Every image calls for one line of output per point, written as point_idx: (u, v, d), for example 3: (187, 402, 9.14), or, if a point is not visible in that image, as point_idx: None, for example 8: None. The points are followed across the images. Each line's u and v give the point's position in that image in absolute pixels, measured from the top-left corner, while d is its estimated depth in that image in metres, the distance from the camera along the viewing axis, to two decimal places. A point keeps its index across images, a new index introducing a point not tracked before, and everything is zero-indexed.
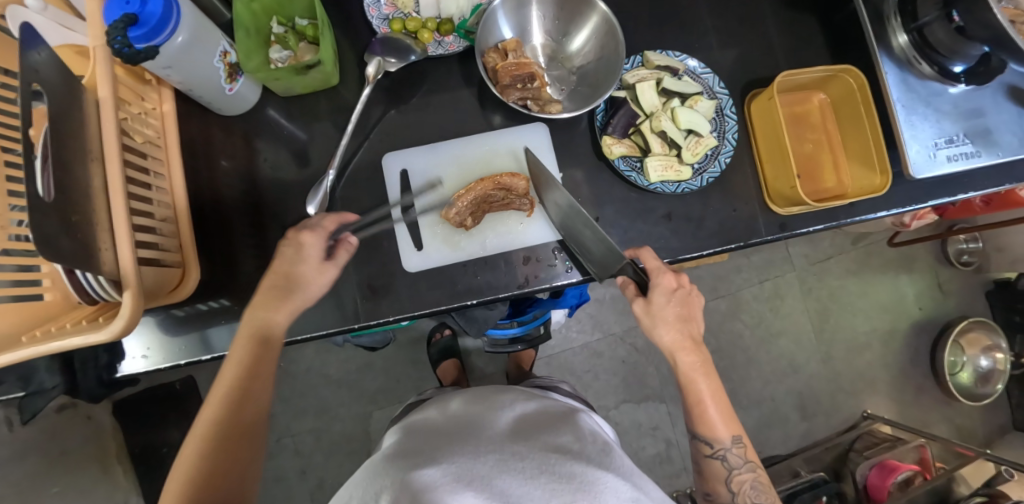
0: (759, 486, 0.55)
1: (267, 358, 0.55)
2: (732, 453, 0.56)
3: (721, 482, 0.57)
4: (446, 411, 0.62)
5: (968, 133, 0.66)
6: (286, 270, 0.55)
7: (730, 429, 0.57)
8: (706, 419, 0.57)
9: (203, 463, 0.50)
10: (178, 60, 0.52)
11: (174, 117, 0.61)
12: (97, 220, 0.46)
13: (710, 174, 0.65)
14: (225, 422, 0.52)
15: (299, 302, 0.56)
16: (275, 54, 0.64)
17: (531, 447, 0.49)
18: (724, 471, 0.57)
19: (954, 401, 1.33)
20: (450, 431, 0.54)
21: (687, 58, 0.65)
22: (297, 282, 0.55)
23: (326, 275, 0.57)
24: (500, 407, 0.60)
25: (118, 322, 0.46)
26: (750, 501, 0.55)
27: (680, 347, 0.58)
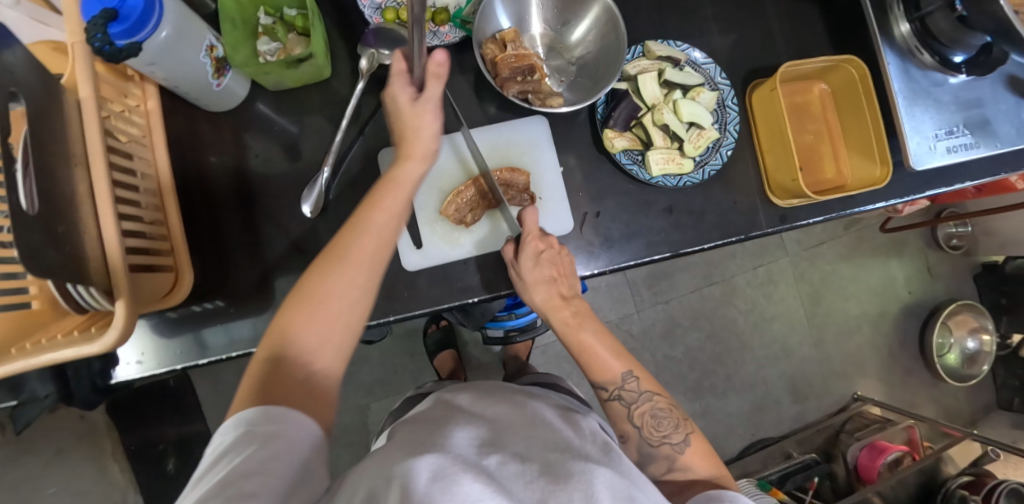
0: (660, 413, 0.58)
1: (384, 222, 0.54)
2: (626, 390, 0.59)
3: (626, 421, 0.58)
4: (450, 404, 0.61)
5: (968, 123, 0.66)
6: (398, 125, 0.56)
7: (616, 368, 0.60)
8: (592, 364, 0.60)
9: (309, 311, 0.49)
10: (163, 56, 0.50)
11: (159, 114, 0.58)
12: (85, 228, 0.44)
13: (711, 166, 0.64)
14: (326, 285, 0.51)
15: (399, 174, 0.56)
16: (264, 47, 0.61)
17: (531, 446, 0.49)
18: (625, 409, 0.59)
19: (941, 381, 1.36)
20: (454, 421, 0.54)
21: (689, 48, 0.63)
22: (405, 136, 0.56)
23: (425, 137, 0.56)
24: (504, 403, 0.60)
25: (113, 333, 0.46)
26: (654, 431, 0.57)
27: (551, 306, 0.61)
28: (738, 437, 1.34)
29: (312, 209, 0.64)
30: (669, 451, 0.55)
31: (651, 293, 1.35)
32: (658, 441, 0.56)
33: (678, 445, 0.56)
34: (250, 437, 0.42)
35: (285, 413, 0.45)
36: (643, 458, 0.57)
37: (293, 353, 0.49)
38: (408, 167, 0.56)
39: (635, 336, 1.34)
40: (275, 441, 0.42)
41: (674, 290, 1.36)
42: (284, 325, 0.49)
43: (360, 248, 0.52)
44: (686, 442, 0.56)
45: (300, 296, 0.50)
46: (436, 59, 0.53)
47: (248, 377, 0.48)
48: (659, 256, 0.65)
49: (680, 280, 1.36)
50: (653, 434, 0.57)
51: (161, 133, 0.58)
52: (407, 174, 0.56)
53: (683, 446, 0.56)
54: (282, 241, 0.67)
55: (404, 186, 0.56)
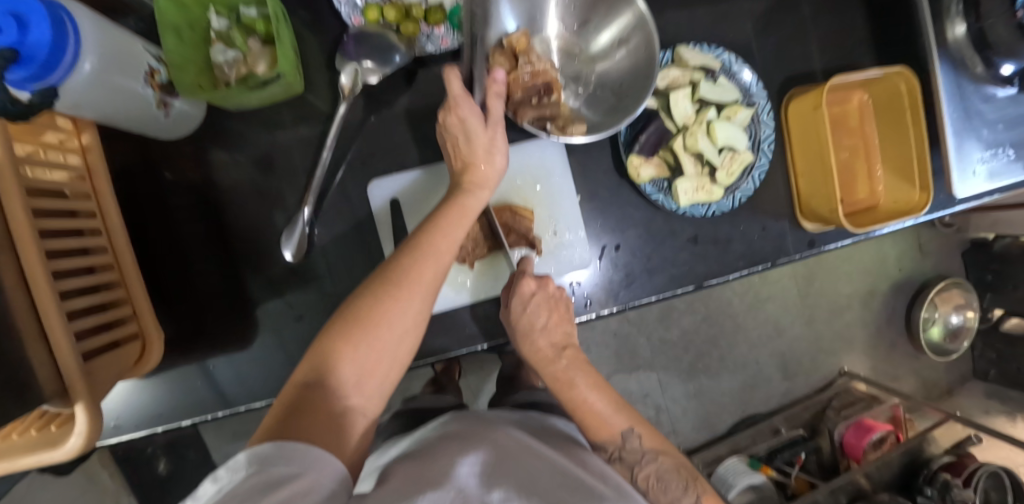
0: (667, 475, 0.49)
1: (443, 243, 0.46)
2: (627, 450, 0.50)
3: (629, 486, 0.49)
4: (437, 430, 0.50)
5: (1015, 142, 0.61)
6: (461, 144, 0.49)
7: (615, 425, 0.51)
8: (588, 423, 0.52)
9: (359, 350, 0.41)
10: (88, 98, 0.41)
11: (99, 153, 0.50)
12: (21, 324, 0.38)
13: (743, 192, 0.57)
14: (376, 314, 0.42)
15: (466, 203, 0.48)
16: (219, 57, 0.49)
17: (549, 485, 0.39)
18: (628, 472, 0.50)
19: (922, 355, 1.40)
20: (452, 445, 0.43)
21: (726, 56, 0.55)
22: (471, 158, 0.49)
23: (488, 175, 0.50)
24: (498, 430, 0.49)
25: (75, 440, 0.41)
26: (663, 495, 0.48)
27: (540, 359, 0.54)
28: (729, 414, 1.35)
29: (294, 254, 0.57)
30: None
31: None
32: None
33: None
34: (258, 483, 0.31)
35: (298, 453, 0.34)
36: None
37: (325, 386, 0.40)
38: (469, 201, 0.48)
39: (631, 321, 1.31)
40: (294, 485, 0.32)
41: None
42: (323, 352, 0.41)
43: (417, 270, 0.44)
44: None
45: (342, 321, 0.42)
46: (497, 79, 0.47)
47: (271, 414, 0.39)
48: (683, 290, 0.59)
49: None
50: (661, 500, 0.48)
51: (105, 180, 0.51)
52: (472, 207, 0.48)
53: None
54: (261, 284, 0.59)
55: (467, 208, 0.48)
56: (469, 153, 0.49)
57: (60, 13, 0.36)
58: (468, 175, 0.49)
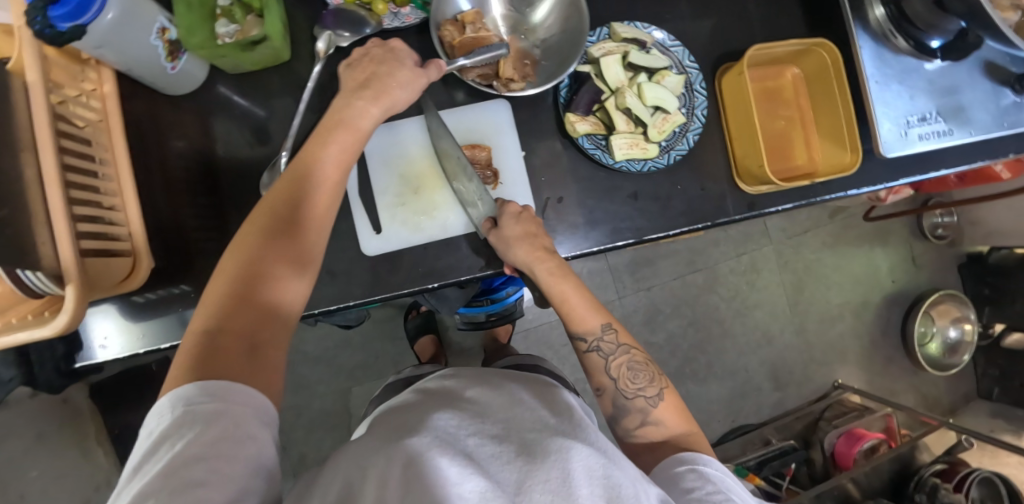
0: (636, 366, 0.56)
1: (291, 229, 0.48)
2: (604, 341, 0.57)
3: (603, 374, 0.57)
4: (423, 394, 0.56)
5: (941, 111, 0.66)
6: (383, 72, 0.55)
7: (600, 319, 0.58)
8: (571, 312, 0.58)
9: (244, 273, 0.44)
10: (108, 40, 0.50)
11: (115, 98, 0.58)
12: (33, 212, 0.48)
13: (677, 151, 0.63)
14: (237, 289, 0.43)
15: (392, 91, 0.55)
16: (222, 29, 0.59)
17: (512, 427, 0.45)
18: (603, 360, 0.57)
19: (922, 370, 1.37)
20: (435, 404, 0.50)
21: (656, 30, 0.62)
22: (387, 81, 0.55)
23: (417, 81, 0.56)
24: (489, 388, 0.55)
25: (63, 317, 0.49)
26: (632, 383, 0.56)
27: (536, 258, 0.57)
28: (719, 423, 1.33)
29: None
30: (644, 405, 0.55)
31: (633, 279, 1.34)
32: (631, 393, 0.55)
33: (652, 399, 0.55)
34: (190, 418, 0.34)
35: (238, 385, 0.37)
36: (617, 409, 0.56)
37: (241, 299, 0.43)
38: (398, 94, 0.55)
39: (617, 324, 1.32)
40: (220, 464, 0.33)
41: (657, 277, 1.34)
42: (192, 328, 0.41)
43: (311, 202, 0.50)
44: (659, 397, 0.55)
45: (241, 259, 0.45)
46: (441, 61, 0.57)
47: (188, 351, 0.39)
48: (623, 242, 0.63)
49: (662, 267, 1.34)
50: (629, 386, 0.56)
51: (144, 239, 0.60)
52: (394, 94, 0.55)
53: (656, 400, 0.55)
54: None
55: (322, 202, 0.50)
56: (348, 105, 0.53)
57: None
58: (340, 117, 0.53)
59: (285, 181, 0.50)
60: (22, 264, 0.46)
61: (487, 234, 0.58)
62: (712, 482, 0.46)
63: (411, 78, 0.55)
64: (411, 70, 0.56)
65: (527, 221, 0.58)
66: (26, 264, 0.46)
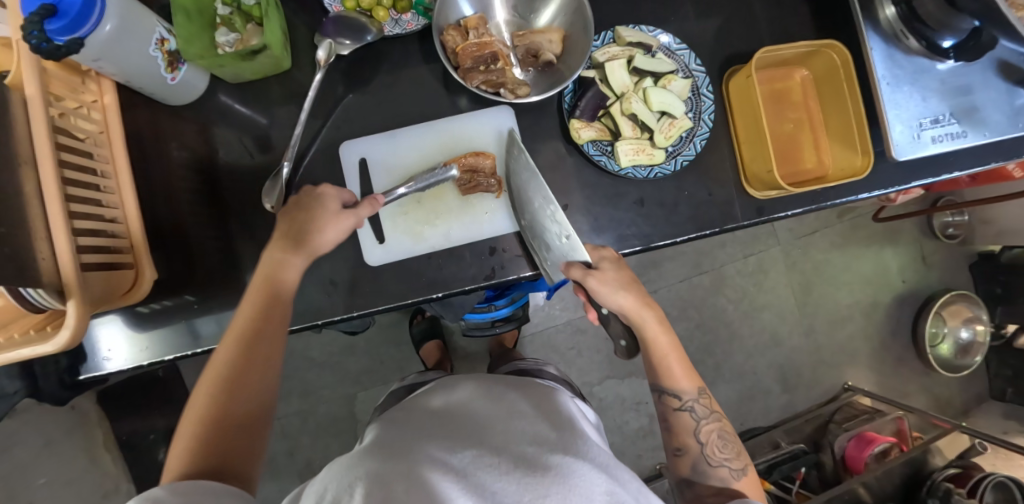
0: (726, 435, 0.58)
1: (256, 353, 0.51)
2: (699, 403, 0.58)
3: (689, 435, 0.58)
4: (429, 404, 0.56)
5: (955, 112, 0.64)
6: (306, 221, 0.53)
7: (693, 381, 0.59)
8: (667, 368, 0.58)
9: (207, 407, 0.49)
10: (107, 52, 0.50)
11: (116, 109, 0.58)
12: (34, 228, 0.47)
13: (684, 157, 0.62)
14: (215, 414, 0.49)
15: (310, 236, 0.53)
16: (222, 38, 0.60)
17: (510, 439, 0.45)
18: (694, 422, 0.58)
19: (933, 371, 1.35)
20: (437, 418, 0.50)
21: (661, 33, 0.61)
22: (309, 225, 0.53)
23: (343, 224, 0.54)
24: (492, 398, 0.54)
25: (65, 332, 0.49)
26: (718, 451, 0.57)
27: (645, 304, 0.57)
28: None
29: (273, 205, 0.60)
30: (727, 476, 0.55)
31: (639, 281, 1.32)
32: (716, 461, 0.56)
33: (736, 471, 0.56)
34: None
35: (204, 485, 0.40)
36: (696, 473, 0.57)
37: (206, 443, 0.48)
38: (320, 239, 0.54)
39: None
40: None
41: (663, 279, 1.33)
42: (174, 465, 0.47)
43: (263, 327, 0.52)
44: (743, 471, 0.56)
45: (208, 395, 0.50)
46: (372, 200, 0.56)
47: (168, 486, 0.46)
48: (630, 249, 0.62)
49: (669, 269, 1.33)
50: (715, 454, 0.56)
51: (146, 250, 0.59)
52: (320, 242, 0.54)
53: (739, 473, 0.56)
54: (251, 241, 0.67)
55: (278, 320, 0.53)
56: (274, 257, 0.53)
57: None
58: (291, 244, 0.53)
59: (245, 308, 0.52)
60: (23, 281, 0.45)
61: (584, 276, 0.56)
62: None
63: (333, 222, 0.54)
64: (330, 216, 0.54)
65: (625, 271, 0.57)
66: (28, 281, 0.46)
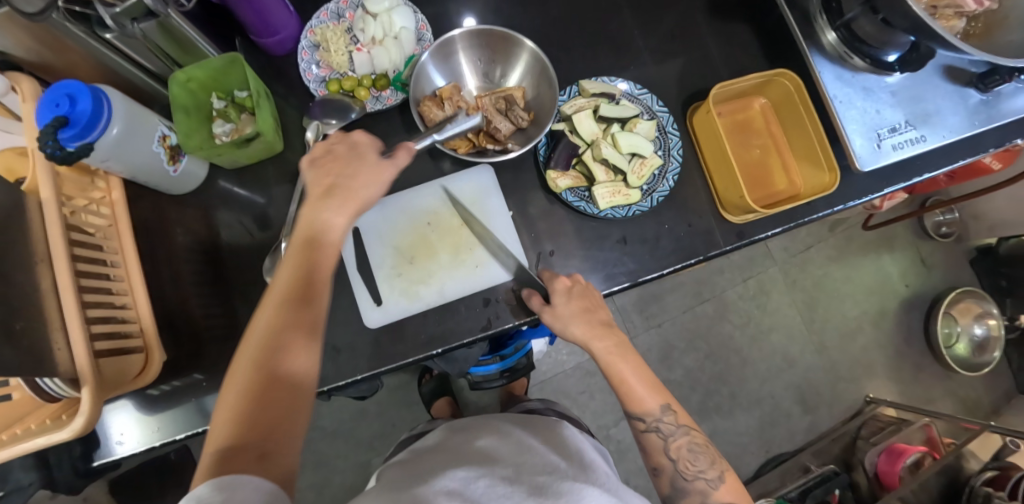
0: (698, 448, 0.56)
1: (304, 311, 0.47)
2: (664, 422, 0.57)
3: (660, 454, 0.56)
4: (438, 444, 0.58)
5: (911, 119, 0.67)
6: (348, 175, 0.54)
7: (657, 398, 0.57)
8: (629, 394, 0.57)
9: (254, 365, 0.44)
10: (113, 154, 0.54)
11: (124, 204, 0.62)
12: (48, 320, 0.50)
13: (659, 193, 0.64)
14: (259, 362, 0.44)
15: (355, 189, 0.53)
16: (219, 128, 0.65)
17: (521, 471, 0.46)
18: (662, 442, 0.56)
19: (953, 373, 1.33)
20: (446, 456, 0.51)
21: (623, 82, 0.66)
22: (350, 182, 0.53)
23: (384, 173, 0.55)
24: (495, 436, 0.56)
25: (79, 419, 0.50)
26: (691, 465, 0.55)
27: (592, 335, 0.58)
28: (752, 455, 1.29)
29: None
30: (706, 490, 0.53)
31: (642, 317, 1.33)
32: (692, 475, 0.54)
33: (712, 481, 0.54)
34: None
35: (248, 479, 0.38)
36: (676, 491, 0.55)
37: (251, 392, 0.43)
38: (365, 191, 0.54)
39: None
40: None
41: (666, 311, 1.34)
42: (216, 427, 0.42)
43: (312, 287, 0.49)
44: (720, 479, 0.54)
45: (256, 346, 0.45)
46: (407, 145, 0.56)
47: (208, 453, 0.40)
48: (620, 286, 0.64)
49: (670, 301, 1.34)
50: (689, 468, 0.55)
51: (155, 333, 0.61)
52: (361, 194, 0.53)
53: (717, 483, 0.54)
54: None
55: (324, 277, 0.50)
56: (315, 213, 0.51)
57: (100, 90, 0.51)
58: (332, 193, 0.53)
59: (288, 264, 0.49)
60: (40, 372, 0.48)
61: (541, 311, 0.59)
62: None
63: (376, 175, 0.55)
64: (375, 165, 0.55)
65: (583, 295, 0.60)
66: (43, 372, 0.48)
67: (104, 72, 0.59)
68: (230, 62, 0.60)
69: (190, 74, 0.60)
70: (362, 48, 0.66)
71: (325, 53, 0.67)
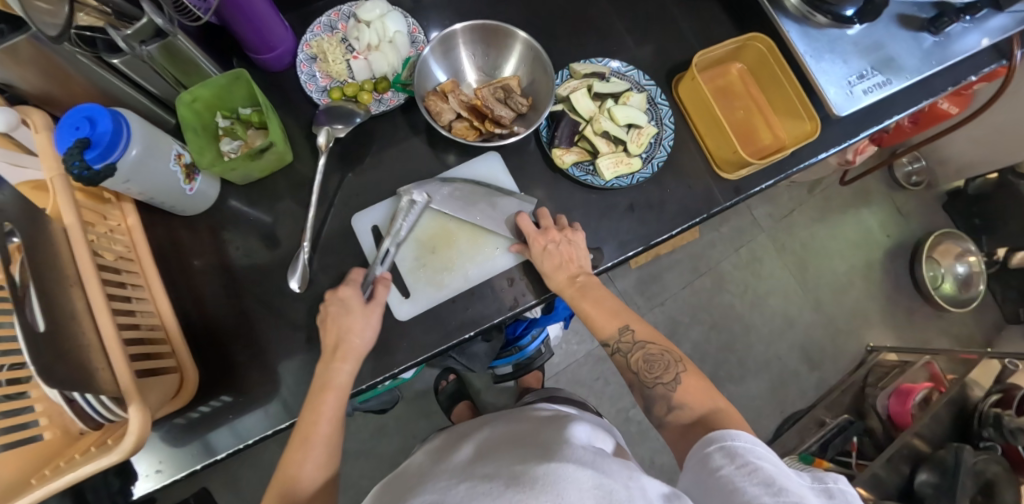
0: (654, 357, 0.58)
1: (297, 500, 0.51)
2: (623, 342, 0.60)
3: (626, 370, 0.59)
4: (429, 457, 0.58)
5: (875, 66, 0.73)
6: (339, 328, 0.58)
7: (617, 320, 0.61)
8: (593, 323, 0.61)
9: None
10: (136, 173, 0.55)
11: (141, 229, 0.63)
12: (88, 341, 0.50)
13: (658, 159, 0.68)
14: None
15: (352, 343, 0.57)
16: (227, 146, 0.67)
17: (501, 465, 0.45)
18: (623, 360, 0.59)
19: (944, 312, 1.39)
20: (430, 473, 0.51)
21: (610, 61, 0.70)
22: (349, 335, 0.57)
23: (375, 314, 0.59)
24: (480, 444, 0.56)
25: (130, 438, 0.49)
26: (649, 372, 0.57)
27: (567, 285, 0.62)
28: (768, 418, 1.33)
29: (299, 285, 0.65)
30: (665, 391, 0.55)
31: (644, 297, 1.37)
32: (652, 381, 0.57)
33: (670, 384, 0.56)
34: None
35: None
36: (646, 400, 0.57)
37: None
38: (357, 341, 0.57)
39: None
40: None
41: (666, 289, 1.37)
42: None
43: (300, 467, 0.52)
44: (677, 379, 0.56)
45: None
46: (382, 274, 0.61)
47: None
48: (633, 251, 0.68)
49: (669, 279, 1.38)
50: (648, 376, 0.57)
51: (187, 352, 0.62)
52: (357, 345, 0.57)
53: (675, 384, 0.55)
54: None
55: (320, 466, 0.53)
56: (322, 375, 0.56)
57: (118, 113, 0.52)
58: (337, 351, 0.57)
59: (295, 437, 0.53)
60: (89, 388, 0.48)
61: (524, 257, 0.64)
62: (738, 452, 0.45)
63: (366, 318, 0.58)
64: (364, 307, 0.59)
65: (554, 255, 0.62)
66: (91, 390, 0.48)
67: (111, 101, 0.60)
68: (233, 79, 0.61)
69: (195, 93, 0.60)
70: (359, 55, 0.68)
71: (323, 64, 0.69)
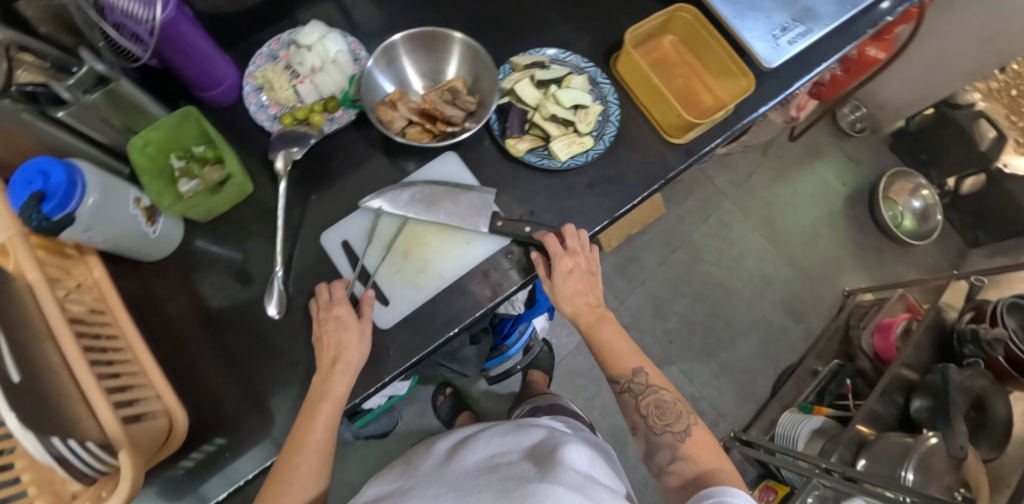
0: (665, 405, 0.61)
1: None
2: (636, 383, 0.63)
3: (634, 412, 0.62)
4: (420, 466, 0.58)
5: (795, 17, 0.77)
6: (332, 337, 0.58)
7: (635, 361, 0.64)
8: (608, 358, 0.64)
9: None
10: (96, 219, 0.55)
11: (109, 278, 0.62)
12: (67, 393, 0.49)
13: (609, 135, 0.71)
14: None
15: (350, 356, 0.58)
16: (185, 187, 0.66)
17: (489, 484, 0.45)
18: (634, 400, 0.62)
19: (909, 246, 1.45)
20: (418, 487, 0.51)
21: (548, 50, 0.73)
22: (348, 350, 0.58)
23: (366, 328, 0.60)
24: (469, 451, 0.55)
25: (124, 486, 0.48)
26: (658, 420, 0.60)
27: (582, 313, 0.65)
28: (765, 377, 1.35)
29: (277, 309, 0.65)
30: (672, 440, 0.59)
31: (626, 280, 1.39)
32: (660, 428, 0.60)
33: (679, 434, 0.59)
34: None
35: None
36: (650, 445, 0.60)
37: None
38: (355, 354, 0.58)
39: (630, 326, 1.36)
40: None
41: (645, 268, 1.40)
42: None
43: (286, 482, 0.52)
44: (687, 431, 0.59)
45: None
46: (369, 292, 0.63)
47: None
48: (600, 226, 0.70)
49: (646, 257, 1.41)
50: (656, 423, 0.60)
51: (173, 395, 0.61)
52: (352, 357, 0.58)
53: (684, 435, 0.59)
54: None
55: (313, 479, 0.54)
56: (323, 382, 0.56)
57: (72, 164, 0.52)
58: (339, 360, 0.57)
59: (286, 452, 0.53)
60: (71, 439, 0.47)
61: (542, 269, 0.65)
62: None
63: (360, 330, 0.59)
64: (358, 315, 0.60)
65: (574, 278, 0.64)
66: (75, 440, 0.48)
67: None
68: (181, 118, 0.62)
69: (146, 137, 0.61)
70: (304, 80, 0.70)
71: (271, 92, 0.71)
